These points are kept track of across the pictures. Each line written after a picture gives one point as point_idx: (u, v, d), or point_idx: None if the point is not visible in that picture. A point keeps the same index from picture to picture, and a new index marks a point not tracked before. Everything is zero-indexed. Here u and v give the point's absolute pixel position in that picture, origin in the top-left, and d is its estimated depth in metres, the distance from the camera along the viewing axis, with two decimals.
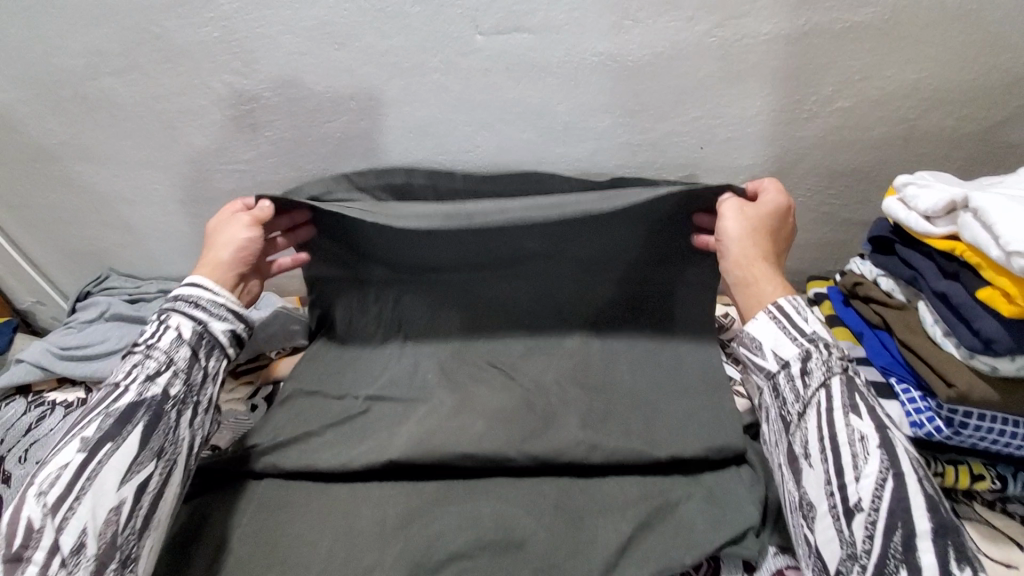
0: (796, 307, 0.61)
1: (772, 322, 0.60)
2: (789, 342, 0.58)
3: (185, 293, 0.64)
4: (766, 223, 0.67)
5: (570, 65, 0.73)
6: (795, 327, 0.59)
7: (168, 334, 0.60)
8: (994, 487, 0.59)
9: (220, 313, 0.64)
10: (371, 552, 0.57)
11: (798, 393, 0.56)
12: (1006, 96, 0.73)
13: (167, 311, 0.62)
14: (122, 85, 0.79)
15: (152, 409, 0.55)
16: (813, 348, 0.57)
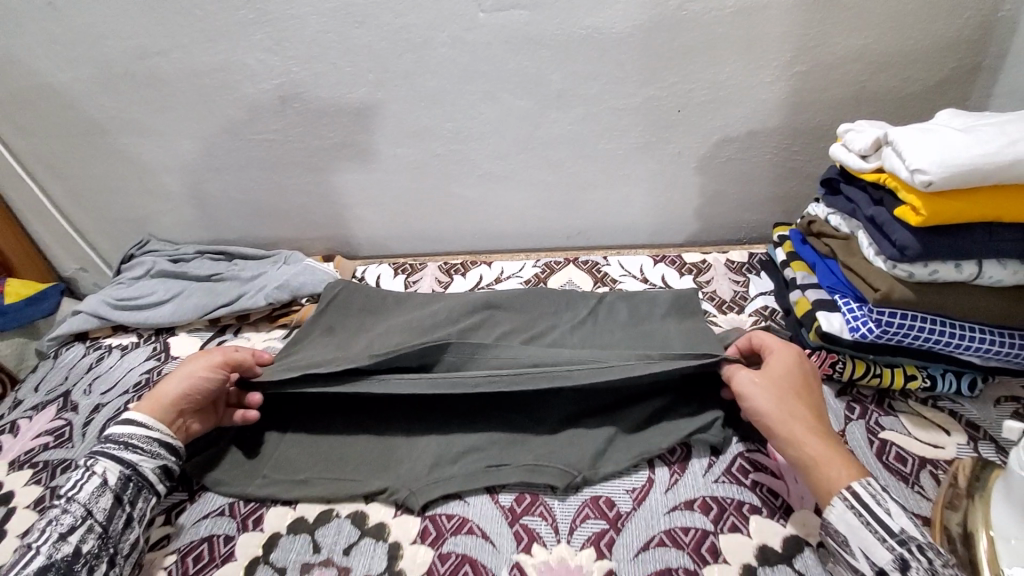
0: (875, 494, 0.51)
1: (851, 513, 0.50)
2: (877, 544, 0.49)
3: (119, 433, 0.62)
4: (787, 381, 0.61)
5: (562, 38, 0.82)
6: (882, 524, 0.49)
7: (93, 484, 0.58)
8: (924, 385, 0.68)
9: (147, 451, 0.62)
10: (400, 449, 0.69)
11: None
12: (944, 58, 0.82)
13: (92, 456, 0.60)
14: (166, 64, 0.89)
15: (60, 571, 0.53)
16: (910, 553, 0.47)
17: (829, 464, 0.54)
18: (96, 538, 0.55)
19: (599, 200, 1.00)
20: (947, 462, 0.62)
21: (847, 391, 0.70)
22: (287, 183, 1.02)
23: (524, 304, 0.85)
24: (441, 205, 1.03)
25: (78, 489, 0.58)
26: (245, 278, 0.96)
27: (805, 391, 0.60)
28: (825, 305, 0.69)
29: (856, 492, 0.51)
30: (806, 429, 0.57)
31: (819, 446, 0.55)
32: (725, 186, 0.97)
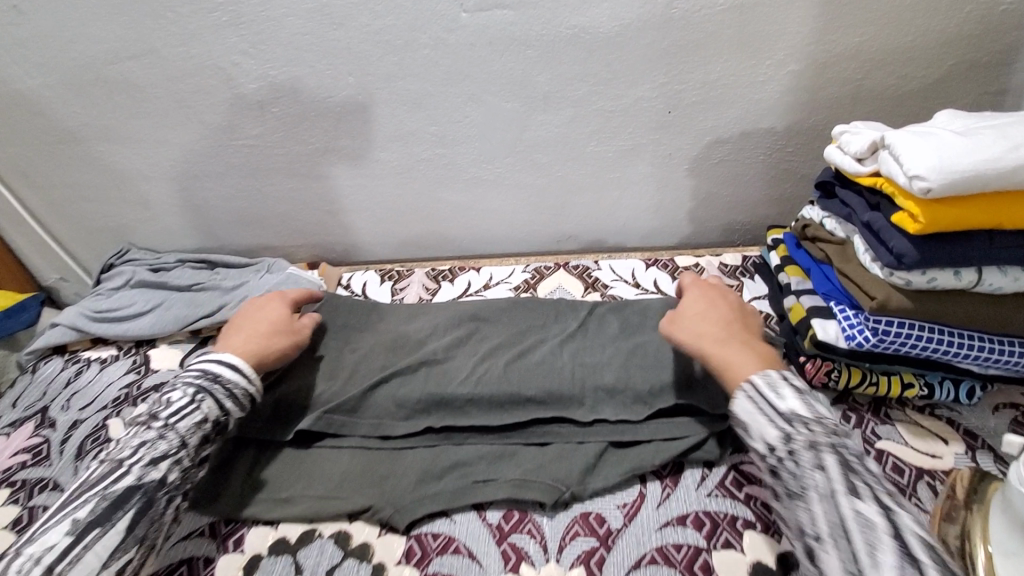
0: (772, 383, 0.55)
1: (749, 402, 0.54)
2: (768, 424, 0.53)
3: (227, 378, 0.64)
4: (700, 305, 0.67)
5: (547, 38, 0.79)
6: (773, 406, 0.53)
7: (195, 420, 0.60)
8: (921, 393, 0.67)
9: (241, 403, 0.65)
10: (384, 464, 0.67)
11: (793, 474, 0.50)
12: (939, 55, 0.80)
13: (199, 390, 0.62)
14: (140, 68, 0.86)
15: (146, 495, 0.55)
16: (794, 429, 0.52)
17: (734, 364, 0.59)
18: (180, 471, 0.58)
19: (590, 204, 0.98)
20: (944, 472, 0.61)
21: (843, 399, 0.69)
22: (270, 189, 1.00)
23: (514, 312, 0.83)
24: (428, 211, 1.01)
25: (179, 420, 0.59)
26: (227, 288, 0.93)
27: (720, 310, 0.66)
28: (820, 312, 0.67)
29: (756, 384, 0.55)
30: (717, 340, 0.62)
31: (727, 351, 0.60)
32: (718, 188, 0.95)
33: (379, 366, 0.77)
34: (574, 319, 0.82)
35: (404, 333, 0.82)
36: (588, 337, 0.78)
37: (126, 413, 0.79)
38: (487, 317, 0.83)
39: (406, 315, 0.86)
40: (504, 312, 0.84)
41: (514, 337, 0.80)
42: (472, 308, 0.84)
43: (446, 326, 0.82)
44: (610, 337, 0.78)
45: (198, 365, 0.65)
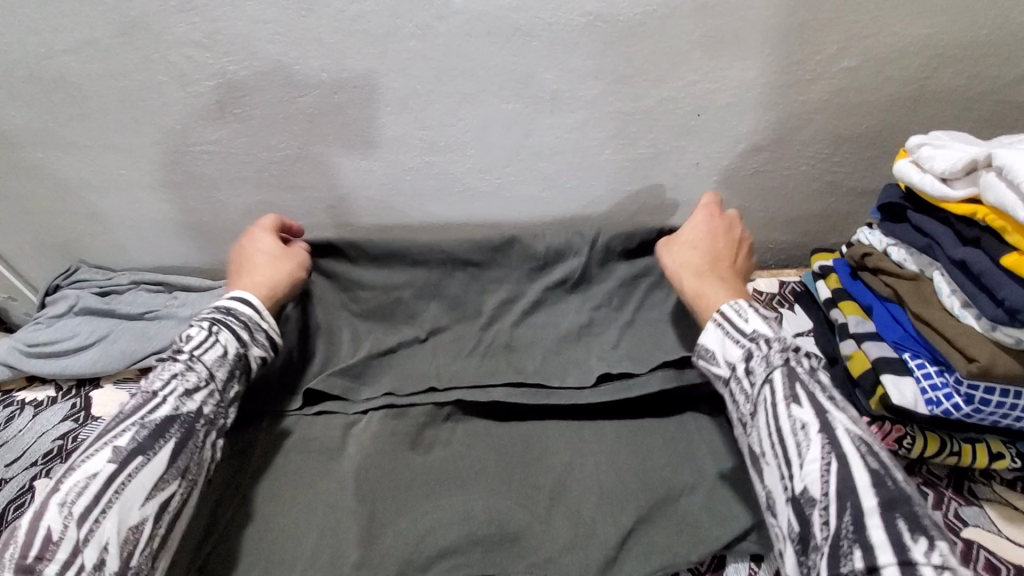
0: (739, 310, 0.57)
1: (718, 331, 0.57)
2: (734, 347, 0.55)
3: (240, 313, 0.62)
4: (702, 236, 0.70)
5: (556, 28, 0.66)
6: (737, 331, 0.56)
7: (222, 355, 0.58)
8: (1013, 466, 0.54)
9: (261, 342, 0.63)
10: (358, 550, 0.55)
11: (749, 395, 0.52)
12: (1021, 51, 0.68)
13: (214, 324, 0.60)
14: (77, 63, 0.73)
15: (185, 425, 0.53)
16: (757, 347, 0.54)
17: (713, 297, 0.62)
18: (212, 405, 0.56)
19: (602, 220, 0.86)
20: None
21: (915, 471, 0.56)
22: (235, 202, 0.87)
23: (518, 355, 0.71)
24: (417, 226, 0.89)
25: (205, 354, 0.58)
26: (183, 317, 0.81)
27: (721, 245, 0.69)
28: (891, 366, 0.54)
29: (723, 312, 0.58)
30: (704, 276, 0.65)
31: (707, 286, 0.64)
32: (750, 202, 0.82)
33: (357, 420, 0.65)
34: (590, 364, 0.69)
35: (391, 379, 0.70)
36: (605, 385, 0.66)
37: (57, 473, 0.67)
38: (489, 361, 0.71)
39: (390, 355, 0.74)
40: (513, 353, 0.72)
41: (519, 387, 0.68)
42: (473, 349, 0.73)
43: (446, 373, 0.70)
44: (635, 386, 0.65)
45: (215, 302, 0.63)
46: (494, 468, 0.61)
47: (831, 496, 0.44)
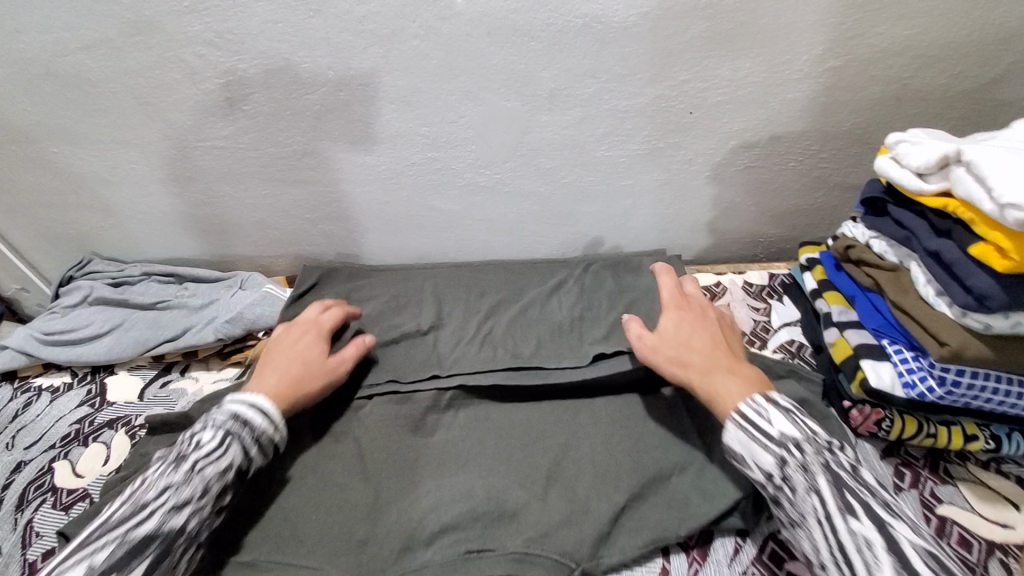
0: (759, 407, 0.53)
1: (738, 431, 0.53)
2: (763, 451, 0.51)
3: (257, 423, 0.57)
4: (676, 317, 0.64)
5: (554, 28, 0.69)
6: (763, 433, 0.51)
7: (225, 466, 0.53)
8: (987, 447, 0.57)
9: (266, 452, 0.58)
10: (363, 527, 0.58)
11: (792, 504, 0.49)
12: (999, 52, 0.70)
13: (227, 432, 0.55)
14: (93, 60, 0.76)
15: (165, 544, 0.48)
16: (790, 453, 0.50)
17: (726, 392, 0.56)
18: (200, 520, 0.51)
19: (598, 214, 0.88)
20: (1018, 547, 0.52)
21: (894, 452, 0.59)
22: (243, 195, 0.90)
23: (516, 343, 0.75)
24: (419, 220, 0.91)
25: (208, 463, 0.52)
26: (194, 306, 0.84)
27: (704, 329, 0.63)
28: (870, 352, 0.58)
29: (743, 411, 0.53)
30: (703, 360, 0.59)
31: (711, 372, 0.58)
32: (741, 197, 0.85)
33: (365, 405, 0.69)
34: (586, 351, 0.72)
35: (396, 365, 0.73)
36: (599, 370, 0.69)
37: (75, 455, 0.70)
38: (490, 349, 0.75)
39: (394, 341, 0.77)
40: (512, 341, 0.76)
41: (517, 372, 0.70)
42: (475, 337, 0.77)
43: (449, 360, 0.74)
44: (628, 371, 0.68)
45: (224, 402, 0.58)
46: (493, 449, 0.65)
47: None
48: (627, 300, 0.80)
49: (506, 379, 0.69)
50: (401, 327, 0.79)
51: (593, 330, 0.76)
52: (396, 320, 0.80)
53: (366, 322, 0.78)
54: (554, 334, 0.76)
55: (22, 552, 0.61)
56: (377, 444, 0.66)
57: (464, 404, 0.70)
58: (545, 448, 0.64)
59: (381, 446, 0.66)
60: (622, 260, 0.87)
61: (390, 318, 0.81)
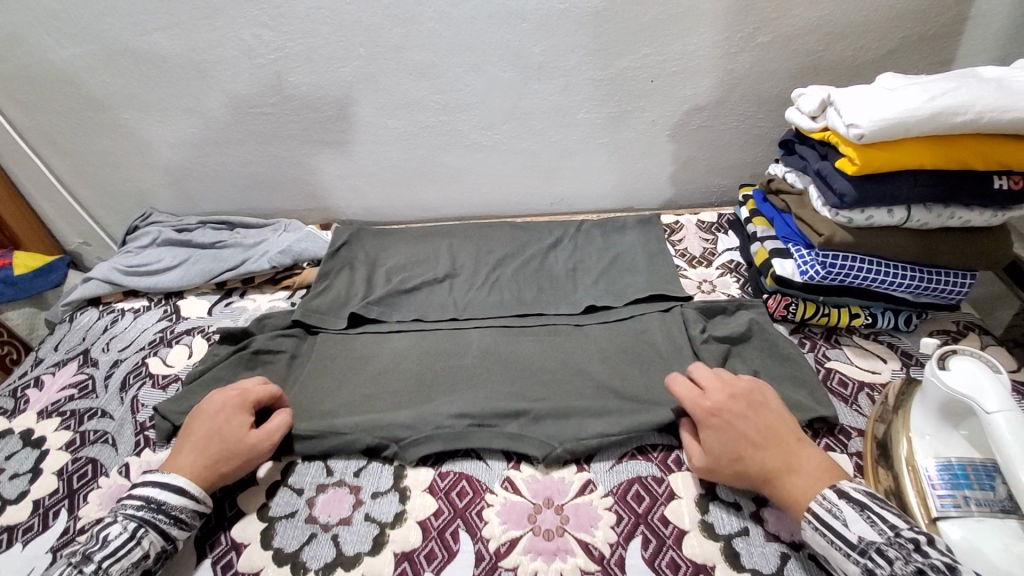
0: (831, 506, 0.53)
1: (817, 534, 0.53)
2: (845, 560, 0.51)
3: (171, 504, 0.59)
4: (709, 422, 0.61)
5: (541, 12, 0.88)
6: (840, 536, 0.51)
7: (135, 557, 0.56)
8: (867, 322, 0.76)
9: (188, 526, 0.60)
10: (397, 390, 0.76)
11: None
12: (893, 29, 0.89)
13: (140, 523, 0.57)
14: (169, 41, 0.94)
15: None
16: (874, 560, 0.49)
17: (794, 491, 0.56)
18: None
19: (580, 167, 1.07)
20: (881, 384, 0.71)
21: (799, 329, 0.78)
22: (284, 155, 1.08)
23: (519, 285, 0.91)
24: (431, 175, 1.09)
25: (118, 559, 0.55)
26: (247, 245, 1.01)
27: (742, 420, 0.60)
28: (779, 253, 0.77)
29: (815, 510, 0.53)
30: (763, 465, 0.57)
31: (774, 477, 0.57)
32: (696, 151, 1.04)
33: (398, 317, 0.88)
34: (580, 302, 0.87)
35: (420, 306, 0.89)
36: (591, 319, 0.84)
37: (163, 353, 0.88)
38: (491, 280, 0.93)
39: (414, 280, 0.93)
40: (516, 288, 0.91)
41: (519, 319, 0.85)
42: (481, 268, 0.95)
43: (463, 303, 0.89)
44: (613, 319, 0.83)
45: (134, 488, 0.60)
46: (496, 337, 0.83)
47: None
48: (614, 252, 0.95)
49: (510, 323, 0.85)
50: (422, 276, 0.94)
51: (584, 280, 0.91)
52: (416, 272, 0.95)
53: (388, 288, 0.92)
54: (552, 284, 0.91)
55: (133, 416, 0.79)
56: (406, 341, 0.84)
57: (474, 310, 0.88)
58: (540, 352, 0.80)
59: (409, 343, 0.83)
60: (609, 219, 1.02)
61: (413, 271, 0.96)
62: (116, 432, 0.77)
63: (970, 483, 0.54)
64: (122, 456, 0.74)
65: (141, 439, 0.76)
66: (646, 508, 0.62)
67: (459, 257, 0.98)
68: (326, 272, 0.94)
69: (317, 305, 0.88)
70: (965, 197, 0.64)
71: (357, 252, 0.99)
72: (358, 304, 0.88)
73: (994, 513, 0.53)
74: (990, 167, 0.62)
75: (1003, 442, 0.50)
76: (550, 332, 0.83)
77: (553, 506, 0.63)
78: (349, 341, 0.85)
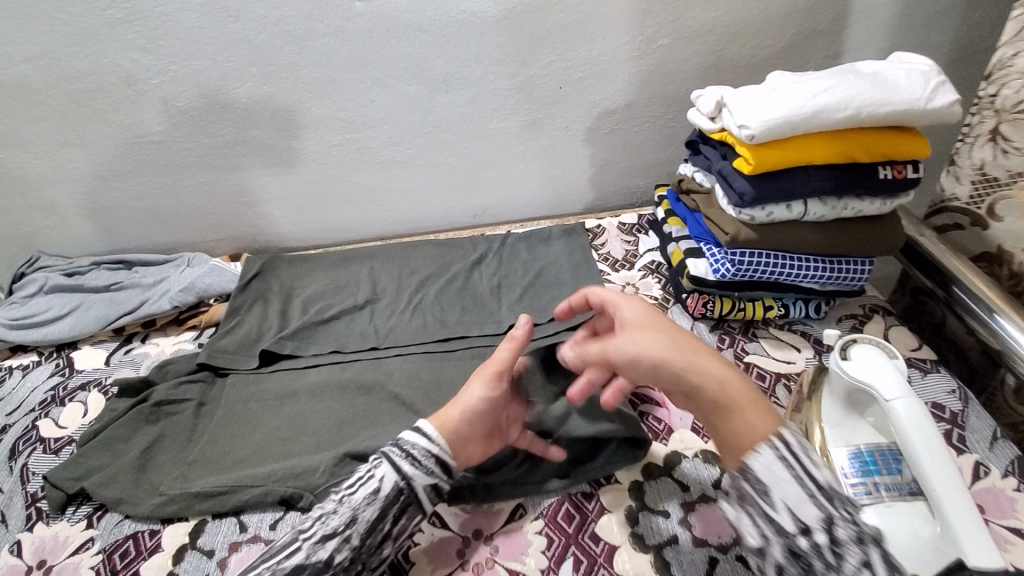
0: (801, 444, 0.46)
1: (781, 462, 0.44)
2: (806, 498, 0.43)
3: (404, 440, 0.56)
4: (669, 328, 0.54)
5: (440, 23, 0.86)
6: (807, 471, 0.44)
7: (371, 487, 0.53)
8: (779, 313, 0.78)
9: (429, 469, 0.55)
10: (316, 431, 0.72)
11: (831, 567, 0.40)
12: (783, 26, 0.92)
13: (379, 456, 0.55)
14: (33, 71, 0.86)
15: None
16: (836, 511, 0.43)
17: (746, 410, 0.48)
18: (351, 552, 0.51)
19: (500, 177, 1.05)
20: (796, 373, 0.73)
21: (719, 326, 0.80)
22: (183, 185, 1.00)
23: (442, 305, 0.89)
24: (346, 196, 1.04)
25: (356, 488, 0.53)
26: (147, 285, 0.94)
27: (691, 338, 0.54)
28: (693, 252, 0.78)
29: (784, 436, 0.45)
30: (716, 372, 0.50)
31: (727, 381, 0.50)
32: (612, 154, 1.04)
33: (316, 351, 0.83)
34: (504, 318, 0.85)
35: (339, 337, 0.85)
36: None
37: (55, 414, 0.79)
38: (413, 302, 0.89)
39: (331, 309, 0.89)
40: (439, 309, 0.88)
41: (442, 343, 0.83)
42: (402, 290, 0.92)
43: (384, 331, 0.85)
44: (538, 337, 0.82)
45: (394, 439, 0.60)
46: (419, 364, 0.80)
47: None
48: (539, 265, 0.94)
49: (433, 347, 0.82)
50: (340, 304, 0.90)
51: (509, 295, 0.89)
52: (334, 299, 0.91)
53: (303, 319, 0.87)
54: (475, 302, 0.89)
55: (23, 486, 0.71)
56: (325, 376, 0.79)
57: (396, 336, 0.85)
58: (465, 375, 0.78)
59: (327, 377, 0.79)
60: (534, 228, 1.01)
61: (330, 298, 0.92)
62: (3, 507, 0.69)
63: (878, 469, 0.57)
64: (11, 534, 0.66)
65: (33, 512, 0.68)
66: (577, 527, 0.61)
67: (378, 280, 0.94)
68: (237, 308, 0.88)
69: (225, 345, 0.82)
70: (855, 187, 0.67)
71: (270, 283, 0.93)
72: (272, 340, 0.83)
73: (903, 496, 0.55)
74: (874, 158, 0.65)
75: (902, 428, 0.53)
76: (475, 354, 0.81)
77: (482, 537, 0.61)
78: (261, 380, 0.79)
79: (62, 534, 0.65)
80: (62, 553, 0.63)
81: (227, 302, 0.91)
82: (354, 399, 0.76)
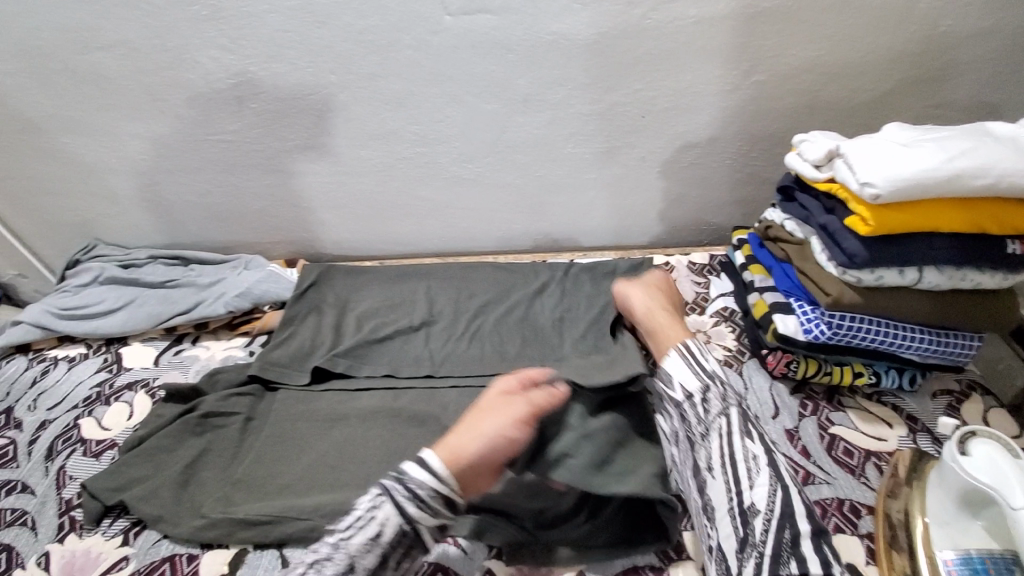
0: (699, 350, 0.69)
1: (681, 358, 0.68)
2: (693, 375, 0.67)
3: (410, 477, 0.55)
4: (658, 293, 0.81)
5: (528, 43, 0.82)
6: (698, 362, 0.67)
7: (373, 533, 0.53)
8: (869, 381, 0.72)
9: (430, 511, 0.55)
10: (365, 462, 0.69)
11: (703, 416, 0.64)
12: (890, 70, 0.86)
13: (381, 493, 0.55)
14: (112, 60, 0.85)
15: None
16: (713, 382, 0.66)
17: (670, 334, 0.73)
18: None
19: (567, 203, 1.01)
20: (889, 453, 0.67)
21: (801, 389, 0.74)
22: (245, 185, 0.99)
23: (501, 336, 0.85)
24: (407, 209, 1.02)
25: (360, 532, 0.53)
26: (202, 284, 0.92)
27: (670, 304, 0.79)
28: (781, 307, 0.72)
29: (692, 350, 0.69)
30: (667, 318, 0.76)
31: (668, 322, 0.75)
32: (688, 188, 0.99)
33: (369, 373, 0.80)
34: (567, 357, 0.80)
35: (392, 359, 0.82)
36: None
37: (99, 413, 0.77)
38: (471, 329, 0.85)
39: (386, 327, 0.85)
40: (498, 339, 0.84)
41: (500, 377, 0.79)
42: (460, 314, 0.88)
43: (439, 358, 0.82)
44: None
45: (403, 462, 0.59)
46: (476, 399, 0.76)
47: (776, 515, 0.55)
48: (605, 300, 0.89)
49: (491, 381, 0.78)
50: (395, 323, 0.86)
51: (572, 330, 0.85)
52: (389, 317, 0.88)
53: (357, 337, 0.84)
54: (536, 336, 0.84)
55: (58, 492, 0.69)
56: (376, 401, 0.76)
57: (452, 365, 0.81)
58: None
59: (379, 402, 0.76)
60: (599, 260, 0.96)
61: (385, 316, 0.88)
62: (38, 511, 0.67)
63: None
64: (44, 543, 0.64)
65: (66, 521, 0.66)
66: None
67: (435, 301, 0.90)
68: (290, 319, 0.85)
69: (278, 357, 0.79)
70: (979, 259, 0.61)
71: (324, 294, 0.90)
72: (325, 357, 0.80)
73: None
74: (1004, 231, 0.60)
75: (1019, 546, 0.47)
76: None
77: None
78: (311, 399, 0.76)
79: (95, 549, 0.63)
80: (94, 571, 0.61)
81: (282, 310, 0.88)
82: (407, 431, 0.72)
